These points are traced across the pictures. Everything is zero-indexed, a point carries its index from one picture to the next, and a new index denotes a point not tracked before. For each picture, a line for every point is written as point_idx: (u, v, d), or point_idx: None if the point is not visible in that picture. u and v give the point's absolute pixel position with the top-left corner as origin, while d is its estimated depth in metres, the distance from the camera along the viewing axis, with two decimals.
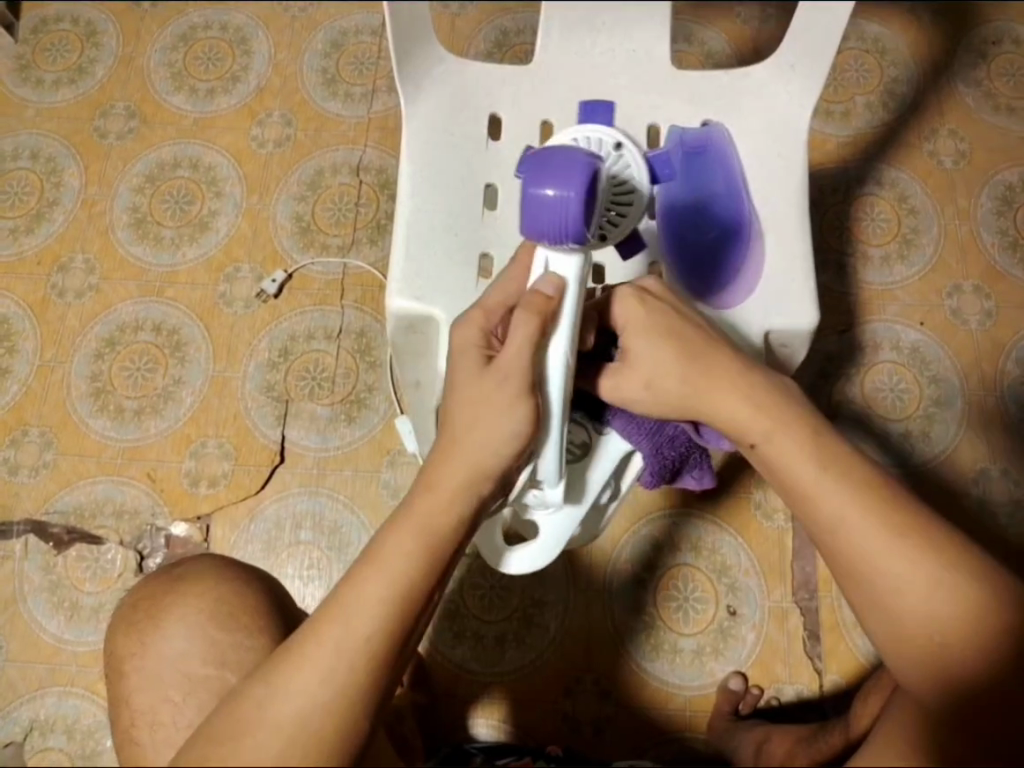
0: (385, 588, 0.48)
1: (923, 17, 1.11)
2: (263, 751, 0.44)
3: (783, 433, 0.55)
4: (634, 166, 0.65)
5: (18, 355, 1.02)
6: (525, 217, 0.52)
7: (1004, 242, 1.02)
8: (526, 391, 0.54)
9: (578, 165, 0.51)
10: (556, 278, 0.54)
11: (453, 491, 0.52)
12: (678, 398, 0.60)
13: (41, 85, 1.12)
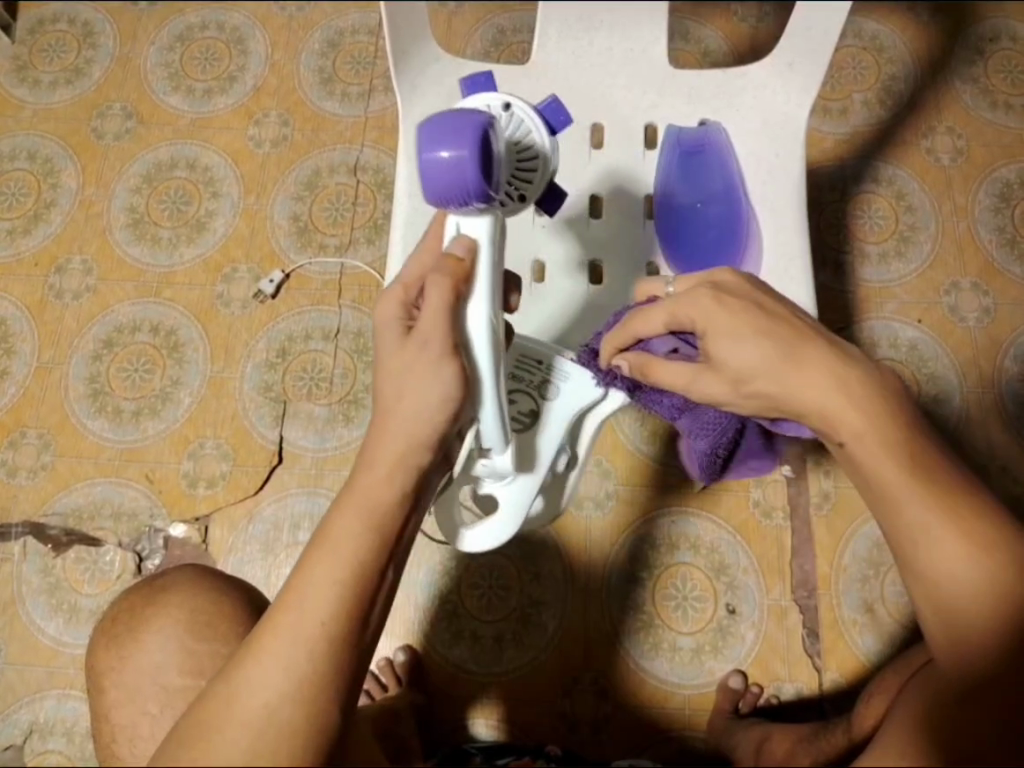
0: (334, 571, 0.48)
1: (920, 14, 1.11)
2: (234, 745, 0.44)
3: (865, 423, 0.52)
4: (531, 125, 0.64)
5: (16, 357, 1.02)
6: (426, 182, 0.52)
7: (1002, 239, 1.02)
8: (452, 350, 0.52)
9: (470, 123, 0.52)
10: (467, 238, 0.53)
11: (391, 466, 0.51)
12: (771, 398, 0.56)
13: (38, 86, 1.12)
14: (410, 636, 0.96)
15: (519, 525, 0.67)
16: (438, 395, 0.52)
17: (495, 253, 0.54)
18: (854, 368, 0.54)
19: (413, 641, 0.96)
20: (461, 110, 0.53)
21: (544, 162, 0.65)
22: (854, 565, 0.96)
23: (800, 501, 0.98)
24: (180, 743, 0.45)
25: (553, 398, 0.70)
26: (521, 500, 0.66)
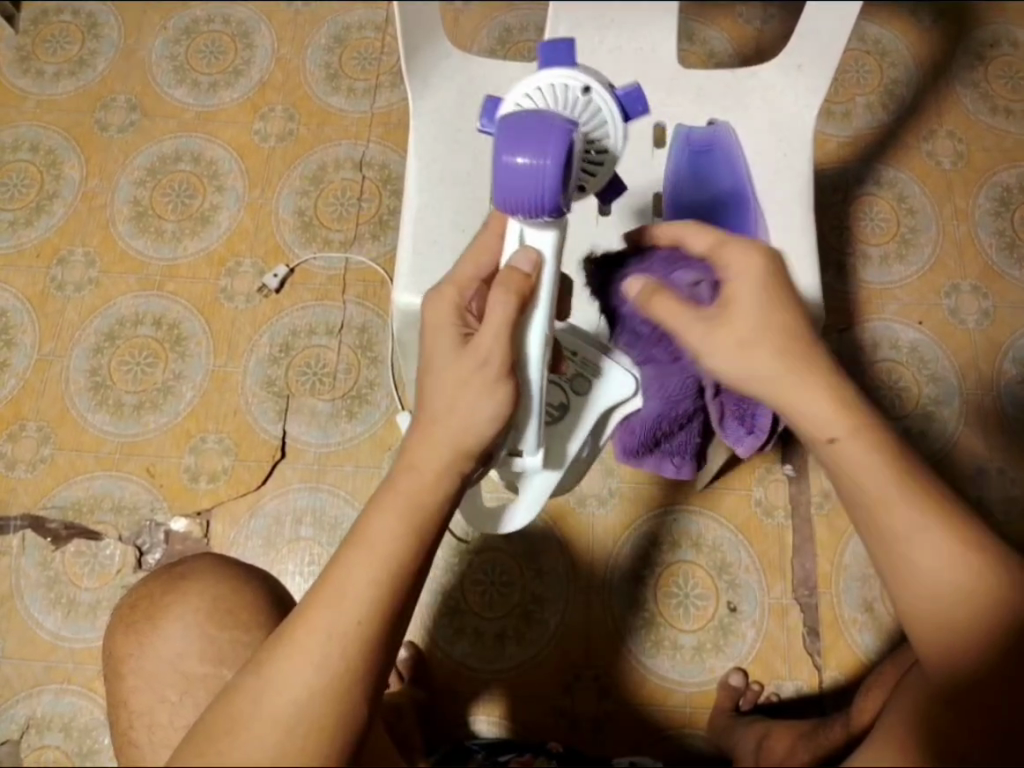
0: (371, 573, 0.48)
1: (922, 20, 1.12)
2: (263, 743, 0.45)
3: (864, 429, 0.52)
4: (612, 122, 0.58)
5: (16, 349, 1.02)
6: (498, 185, 0.50)
7: (1001, 243, 1.04)
8: (507, 372, 0.52)
9: (555, 130, 0.49)
10: (534, 252, 0.52)
11: (438, 471, 0.51)
12: (768, 380, 0.54)
13: (41, 77, 1.11)
14: (413, 632, 0.96)
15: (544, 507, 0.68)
16: (491, 414, 0.51)
17: (558, 264, 0.54)
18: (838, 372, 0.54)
19: (416, 637, 0.96)
20: (546, 115, 0.50)
21: (614, 157, 0.60)
22: (855, 563, 0.97)
23: (801, 501, 0.99)
24: (211, 732, 0.46)
25: (587, 392, 0.70)
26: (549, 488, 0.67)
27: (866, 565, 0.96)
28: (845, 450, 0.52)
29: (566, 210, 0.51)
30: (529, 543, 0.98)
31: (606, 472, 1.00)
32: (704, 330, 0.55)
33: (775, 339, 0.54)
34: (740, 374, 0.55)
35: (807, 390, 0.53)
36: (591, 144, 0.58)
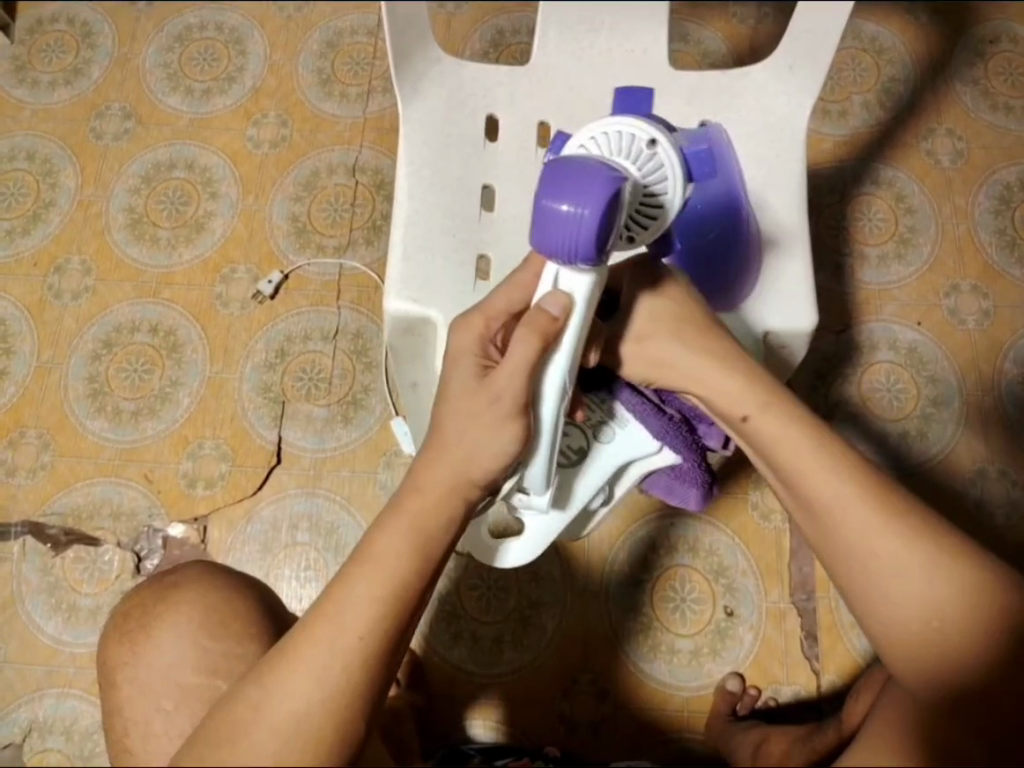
0: (380, 589, 0.48)
1: (920, 16, 1.11)
2: (262, 752, 0.45)
3: (775, 406, 0.59)
4: (671, 172, 0.57)
5: (15, 357, 1.02)
6: (536, 228, 0.49)
7: (1001, 241, 1.02)
8: (517, 410, 0.53)
9: (602, 179, 0.48)
10: (563, 296, 0.52)
11: (442, 494, 0.52)
12: (657, 361, 0.64)
13: (36, 86, 1.12)
14: (410, 636, 0.96)
15: (543, 550, 0.72)
16: (500, 445, 0.53)
17: (587, 311, 0.54)
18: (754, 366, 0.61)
19: (413, 641, 0.96)
20: (594, 163, 0.49)
21: (666, 213, 0.58)
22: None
23: None
24: (207, 740, 0.46)
25: (607, 441, 0.71)
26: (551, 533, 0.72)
27: None
28: (762, 427, 0.58)
29: (603, 259, 0.50)
30: None
31: None
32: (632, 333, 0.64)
33: (670, 327, 0.63)
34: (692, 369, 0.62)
35: (718, 374, 0.61)
36: (646, 196, 0.57)
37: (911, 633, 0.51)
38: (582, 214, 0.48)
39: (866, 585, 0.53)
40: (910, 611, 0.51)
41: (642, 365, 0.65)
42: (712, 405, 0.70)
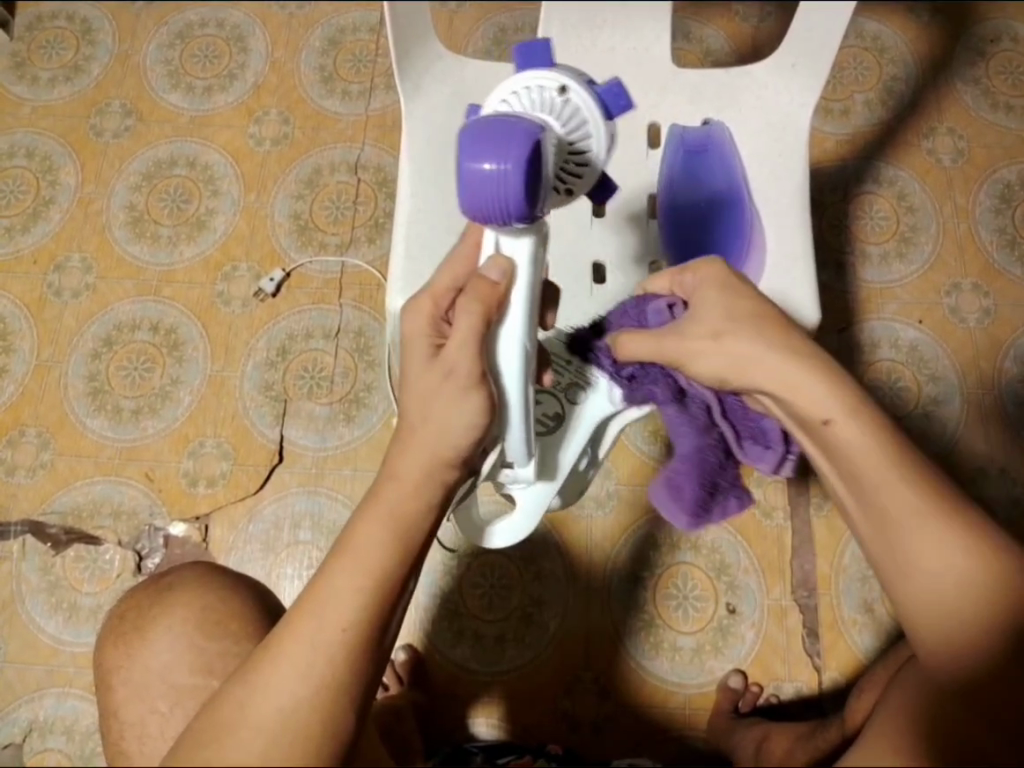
0: (358, 578, 0.48)
1: (921, 15, 1.11)
2: (248, 750, 0.44)
3: (860, 411, 0.54)
4: (591, 125, 0.58)
5: (14, 355, 1.02)
6: (465, 191, 0.49)
7: (1002, 240, 1.03)
8: (479, 378, 0.52)
9: (518, 132, 0.49)
10: (504, 260, 0.52)
11: (418, 479, 0.51)
12: (737, 359, 0.58)
13: (36, 83, 1.11)
14: (412, 635, 0.96)
15: (538, 523, 0.73)
16: (465, 419, 0.52)
17: (532, 274, 0.54)
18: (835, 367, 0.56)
19: (415, 640, 0.96)
20: (511, 119, 0.50)
21: (596, 164, 0.60)
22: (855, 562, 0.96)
23: (799, 502, 0.98)
24: (197, 739, 0.46)
25: (578, 402, 0.75)
26: (541, 502, 0.72)
27: (866, 566, 0.96)
28: (843, 432, 0.54)
29: (534, 215, 0.51)
30: (528, 546, 0.98)
31: (604, 474, 1.00)
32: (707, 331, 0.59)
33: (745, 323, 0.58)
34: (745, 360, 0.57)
35: (802, 374, 0.55)
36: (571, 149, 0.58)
37: (947, 639, 0.49)
38: (506, 168, 0.49)
39: (910, 584, 0.51)
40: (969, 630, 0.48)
41: (717, 361, 0.59)
42: (760, 419, 0.71)
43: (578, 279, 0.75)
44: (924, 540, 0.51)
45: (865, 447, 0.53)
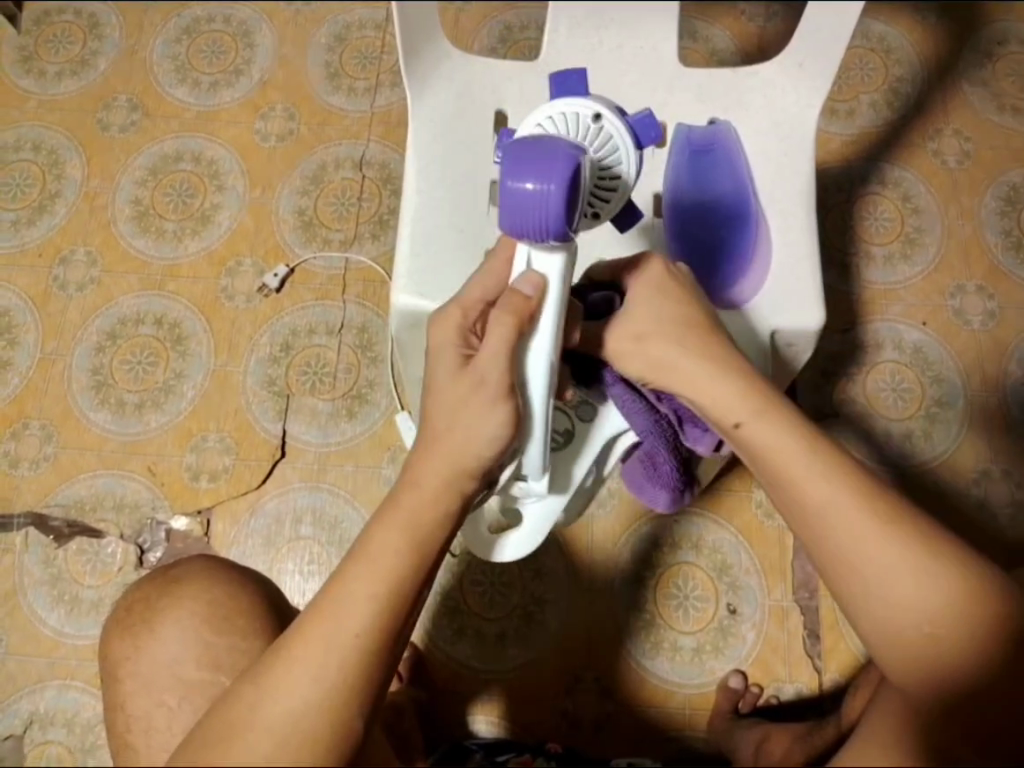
0: (374, 585, 0.48)
1: (929, 17, 1.11)
2: (258, 753, 0.44)
3: (768, 410, 0.56)
4: (622, 147, 0.59)
5: (19, 348, 1.02)
6: (505, 211, 0.50)
7: (1007, 243, 1.02)
8: (506, 391, 0.53)
9: (561, 156, 0.50)
10: (536, 277, 0.53)
11: (438, 489, 0.52)
12: (657, 364, 0.61)
13: (43, 77, 1.12)
14: (413, 632, 0.96)
15: (541, 541, 0.75)
16: (491, 429, 0.53)
17: (562, 295, 0.54)
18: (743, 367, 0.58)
19: (416, 637, 0.96)
20: (552, 142, 0.51)
21: (625, 183, 0.60)
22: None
23: None
24: (202, 741, 0.46)
25: (588, 420, 0.75)
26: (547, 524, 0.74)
27: None
28: (754, 433, 0.56)
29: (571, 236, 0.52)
30: (530, 545, 0.98)
31: (606, 473, 1.00)
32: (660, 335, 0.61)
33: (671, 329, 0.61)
34: (662, 359, 0.60)
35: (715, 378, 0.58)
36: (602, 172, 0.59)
37: (911, 650, 0.49)
38: (548, 190, 0.49)
39: (864, 603, 0.51)
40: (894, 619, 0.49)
41: (641, 363, 0.62)
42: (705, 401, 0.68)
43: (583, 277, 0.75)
44: (863, 547, 0.51)
45: (799, 460, 0.54)
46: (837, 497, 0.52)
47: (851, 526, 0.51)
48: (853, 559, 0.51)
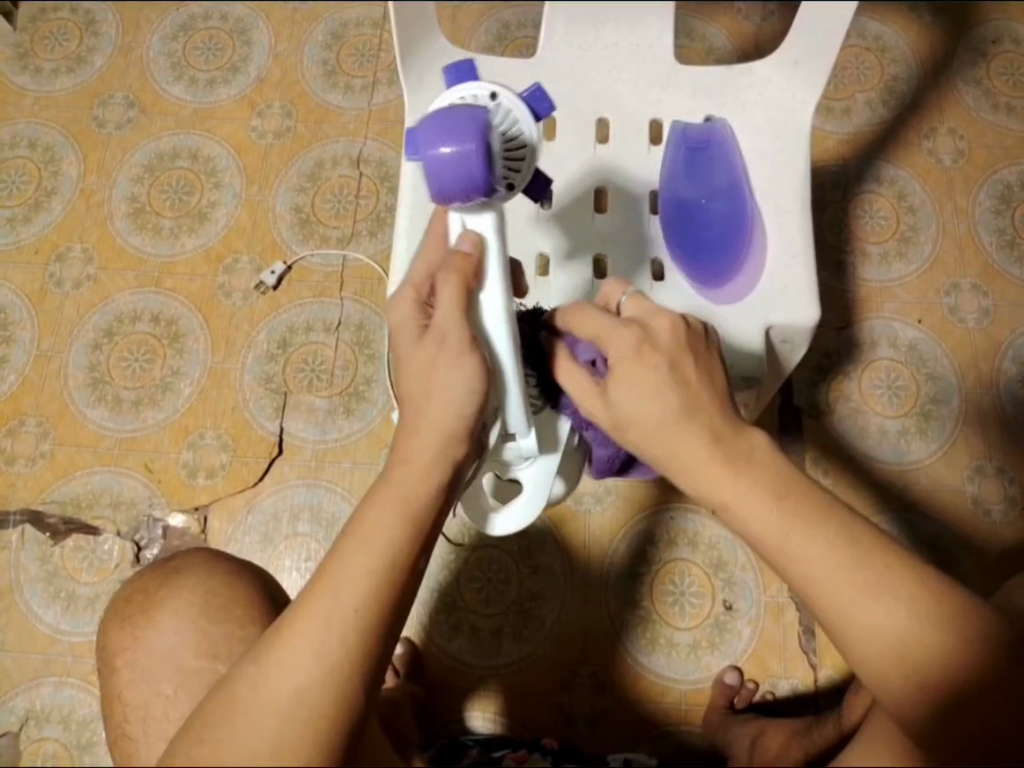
0: (366, 561, 0.48)
1: (923, 16, 1.12)
2: (260, 732, 0.45)
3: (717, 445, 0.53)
4: (522, 120, 0.57)
5: (15, 345, 1.02)
6: (432, 179, 0.52)
7: (1001, 241, 1.03)
8: (470, 343, 0.53)
9: (473, 119, 0.52)
10: (472, 234, 0.54)
11: (428, 460, 0.51)
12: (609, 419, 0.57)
13: (39, 74, 1.12)
14: (410, 629, 0.96)
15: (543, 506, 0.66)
16: (464, 382, 0.52)
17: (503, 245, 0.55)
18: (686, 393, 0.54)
19: (412, 634, 0.96)
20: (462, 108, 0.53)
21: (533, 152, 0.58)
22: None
23: None
24: (207, 722, 0.46)
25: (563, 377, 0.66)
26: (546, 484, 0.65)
27: None
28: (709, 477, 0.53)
29: (500, 190, 0.54)
30: (527, 542, 0.98)
31: None
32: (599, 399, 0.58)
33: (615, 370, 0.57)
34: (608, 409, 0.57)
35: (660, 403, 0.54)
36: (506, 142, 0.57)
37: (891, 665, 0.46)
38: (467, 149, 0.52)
39: (872, 655, 0.46)
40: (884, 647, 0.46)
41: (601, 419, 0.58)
42: None
43: (579, 274, 0.74)
44: (861, 592, 0.47)
45: (785, 517, 0.50)
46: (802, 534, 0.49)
47: (848, 578, 0.47)
48: (851, 609, 0.47)
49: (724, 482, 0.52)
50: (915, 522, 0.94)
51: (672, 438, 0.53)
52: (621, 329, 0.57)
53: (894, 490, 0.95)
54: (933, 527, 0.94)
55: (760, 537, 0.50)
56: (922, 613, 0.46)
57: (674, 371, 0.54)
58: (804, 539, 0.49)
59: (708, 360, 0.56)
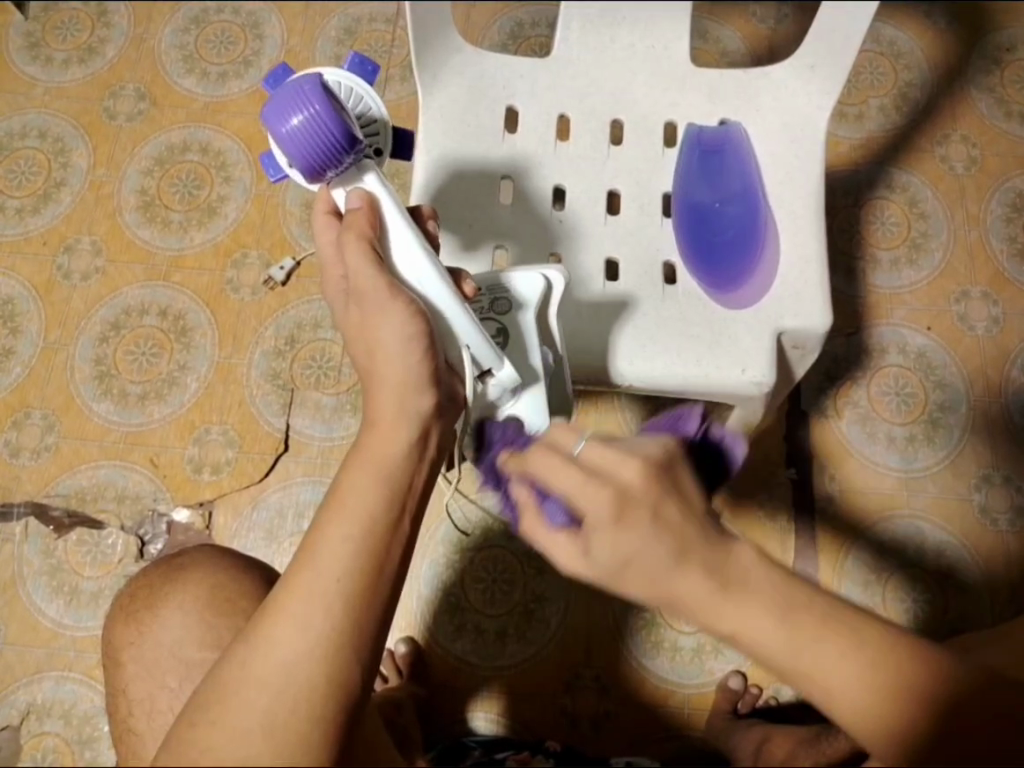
0: (347, 527, 0.46)
1: (938, 22, 1.12)
2: (253, 707, 0.43)
3: (643, 504, 0.44)
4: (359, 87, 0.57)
5: (20, 336, 1.02)
6: (294, 155, 0.51)
7: (1012, 249, 1.03)
8: (389, 290, 0.51)
9: (308, 79, 0.50)
10: (360, 192, 0.54)
11: (393, 418, 0.50)
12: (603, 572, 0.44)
13: (50, 64, 1.11)
14: (412, 628, 0.96)
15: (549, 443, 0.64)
16: (397, 327, 0.51)
17: (396, 197, 0.55)
18: (671, 535, 0.43)
19: (415, 633, 0.96)
20: (298, 77, 0.51)
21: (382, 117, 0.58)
22: (856, 572, 0.93)
23: (801, 504, 0.95)
24: (200, 705, 0.44)
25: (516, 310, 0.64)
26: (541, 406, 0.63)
27: None
28: (613, 544, 0.44)
29: (361, 143, 0.53)
30: (531, 542, 0.98)
31: None
32: (606, 514, 0.44)
33: (607, 508, 0.44)
34: (613, 563, 0.44)
35: (607, 485, 0.44)
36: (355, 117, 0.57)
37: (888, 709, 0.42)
38: (316, 112, 0.50)
39: (843, 702, 0.42)
40: (883, 704, 0.42)
41: (607, 559, 0.44)
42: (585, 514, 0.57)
43: (591, 276, 0.72)
44: (859, 672, 0.42)
45: (789, 633, 0.42)
46: (756, 624, 0.42)
47: (835, 649, 0.42)
48: (839, 684, 0.42)
49: (723, 611, 0.43)
50: (920, 531, 0.94)
51: (669, 586, 0.43)
52: (594, 481, 0.45)
53: (901, 497, 0.95)
54: (939, 536, 0.93)
55: (763, 653, 0.42)
56: (909, 685, 0.42)
57: (659, 519, 0.43)
58: (809, 648, 0.42)
59: (688, 484, 0.45)
